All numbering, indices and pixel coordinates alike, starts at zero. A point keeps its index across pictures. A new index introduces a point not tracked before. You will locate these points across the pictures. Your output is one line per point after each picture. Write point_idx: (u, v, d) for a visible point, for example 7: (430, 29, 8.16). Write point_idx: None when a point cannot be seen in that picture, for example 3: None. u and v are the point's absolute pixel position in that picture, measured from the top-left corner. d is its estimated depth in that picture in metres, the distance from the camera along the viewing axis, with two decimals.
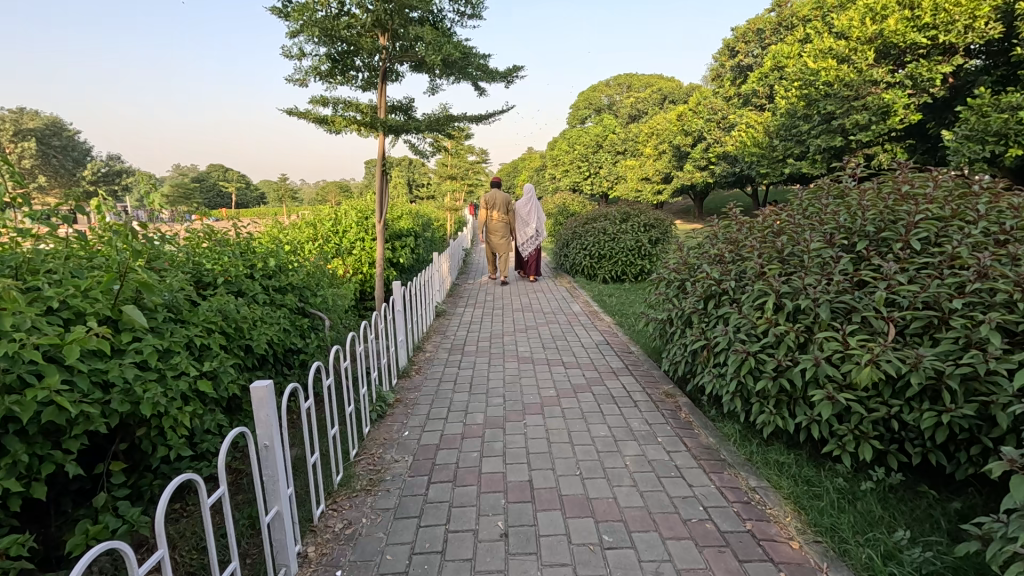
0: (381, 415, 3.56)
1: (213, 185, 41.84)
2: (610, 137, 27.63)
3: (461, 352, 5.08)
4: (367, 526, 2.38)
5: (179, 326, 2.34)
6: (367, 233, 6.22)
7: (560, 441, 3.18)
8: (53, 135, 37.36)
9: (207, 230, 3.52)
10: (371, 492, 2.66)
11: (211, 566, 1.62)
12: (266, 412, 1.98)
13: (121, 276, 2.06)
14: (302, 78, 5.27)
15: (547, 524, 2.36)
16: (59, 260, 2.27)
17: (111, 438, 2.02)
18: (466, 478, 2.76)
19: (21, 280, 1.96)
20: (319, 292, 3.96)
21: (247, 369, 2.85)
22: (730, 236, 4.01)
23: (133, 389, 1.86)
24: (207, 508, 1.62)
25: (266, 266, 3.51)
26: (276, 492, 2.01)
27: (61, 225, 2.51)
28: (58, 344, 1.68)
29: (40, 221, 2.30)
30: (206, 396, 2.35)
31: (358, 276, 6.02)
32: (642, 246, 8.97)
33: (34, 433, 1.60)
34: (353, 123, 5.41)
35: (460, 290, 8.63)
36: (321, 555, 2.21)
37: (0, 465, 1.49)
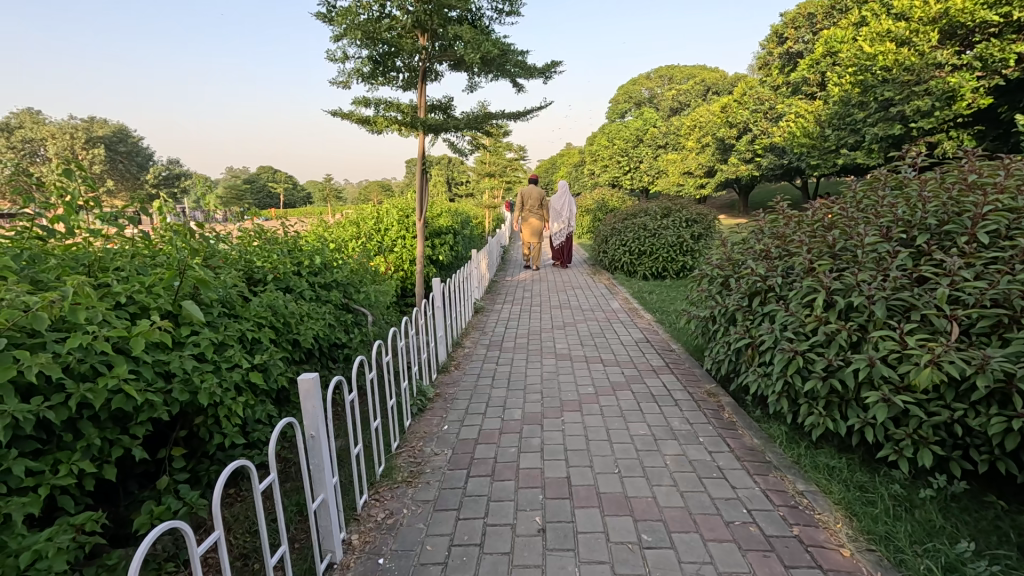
0: (422, 409, 3.64)
1: (264, 187, 43.79)
2: (650, 131, 27.07)
3: (499, 348, 5.11)
4: (408, 517, 2.45)
5: (232, 320, 2.48)
6: (407, 231, 6.36)
7: (599, 439, 3.16)
8: (120, 142, 40.00)
9: (258, 229, 3.70)
10: (412, 484, 2.72)
11: (263, 549, 1.70)
12: (312, 404, 2.06)
13: (180, 273, 2.20)
14: (345, 81, 5.44)
15: (585, 522, 2.35)
16: (127, 258, 2.44)
17: (172, 425, 2.16)
18: (504, 473, 2.79)
19: (93, 277, 2.12)
20: (362, 289, 4.08)
21: (295, 362, 2.97)
22: (777, 231, 3.86)
23: (192, 379, 1.98)
24: (258, 494, 1.69)
25: (313, 263, 3.65)
26: (321, 480, 2.09)
27: (127, 226, 2.70)
28: (125, 336, 1.81)
29: (109, 222, 2.48)
30: (257, 388, 2.47)
31: (399, 273, 6.15)
32: (684, 241, 8.74)
33: (105, 418, 1.73)
34: (394, 123, 5.52)
35: (498, 287, 8.66)
36: (364, 543, 2.28)
37: (76, 447, 1.62)
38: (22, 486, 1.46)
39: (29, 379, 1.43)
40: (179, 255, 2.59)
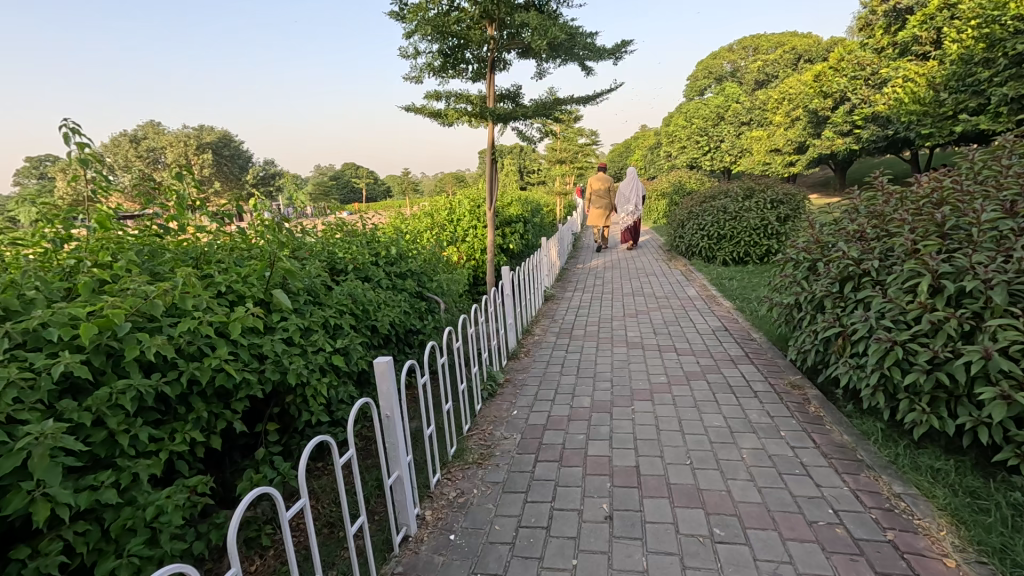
0: (492, 394, 3.73)
1: (347, 182, 46.43)
2: (733, 107, 25.41)
3: (569, 336, 5.10)
4: (478, 497, 2.54)
5: (317, 307, 2.68)
6: (478, 221, 6.48)
7: (670, 429, 3.07)
8: (225, 147, 44.04)
9: (340, 222, 3.94)
10: (482, 466, 2.81)
11: (344, 518, 1.84)
12: (387, 385, 2.18)
13: (271, 265, 2.41)
14: (418, 76, 5.61)
15: (654, 512, 2.31)
16: (227, 251, 2.71)
17: (267, 402, 2.38)
18: (572, 459, 2.80)
19: (199, 268, 2.38)
20: (434, 278, 4.23)
21: (374, 347, 3.16)
22: (874, 209, 3.51)
23: (282, 361, 2.17)
24: (339, 467, 1.83)
25: (389, 254, 3.84)
26: (397, 458, 2.22)
27: (229, 223, 2.97)
28: (226, 321, 2.02)
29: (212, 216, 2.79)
30: (340, 370, 2.66)
31: (471, 262, 6.30)
32: (768, 224, 8.17)
33: (210, 394, 1.95)
34: (464, 114, 5.63)
35: (569, 275, 8.60)
36: (437, 519, 2.40)
37: (188, 419, 1.84)
38: (147, 450, 1.68)
39: (150, 358, 1.65)
40: (270, 248, 2.84)
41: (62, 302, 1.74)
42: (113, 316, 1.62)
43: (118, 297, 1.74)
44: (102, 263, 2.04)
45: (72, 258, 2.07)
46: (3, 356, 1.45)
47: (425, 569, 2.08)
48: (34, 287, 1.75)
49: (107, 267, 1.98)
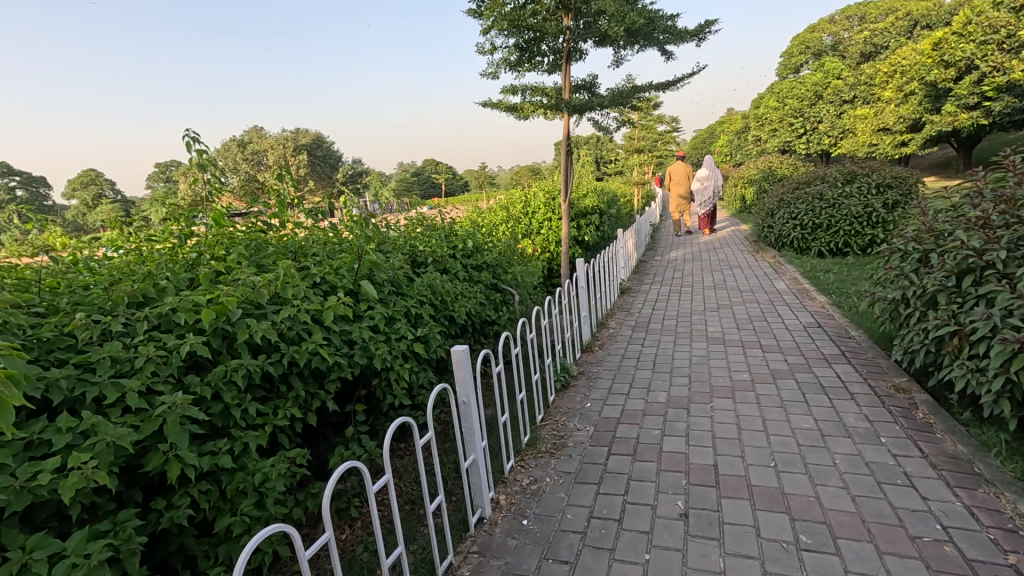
0: (565, 385, 3.75)
1: (427, 178, 48.11)
2: (833, 84, 23.22)
3: (645, 330, 4.98)
4: (550, 486, 2.58)
5: (400, 297, 2.84)
6: (553, 213, 6.49)
7: (753, 429, 2.92)
8: (317, 148, 47.32)
9: (421, 216, 4.13)
10: (555, 456, 2.85)
11: (423, 496, 1.95)
12: (464, 373, 2.27)
13: (359, 257, 2.60)
14: (495, 71, 5.70)
15: (732, 513, 2.22)
16: (321, 244, 2.94)
17: (355, 384, 2.57)
18: (646, 454, 2.76)
19: (297, 260, 2.61)
20: (510, 270, 4.32)
21: (452, 336, 3.29)
22: (1004, 192, 3.09)
23: (369, 347, 2.34)
24: (419, 447, 1.94)
25: (466, 247, 3.97)
26: (472, 443, 2.31)
27: (322, 220, 3.21)
28: (320, 309, 2.21)
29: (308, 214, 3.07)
30: (420, 357, 2.81)
31: (545, 254, 6.33)
32: (873, 211, 7.44)
33: (306, 375, 2.15)
34: (540, 107, 5.65)
35: (646, 267, 8.37)
36: (510, 503, 2.47)
37: (289, 397, 2.04)
38: (256, 423, 1.89)
39: (257, 341, 1.84)
40: (358, 242, 3.05)
41: (188, 290, 1.99)
42: (228, 303, 1.84)
43: (231, 287, 1.97)
44: (219, 257, 2.31)
45: (195, 252, 2.37)
46: (143, 336, 1.69)
47: (499, 550, 2.16)
48: (165, 277, 2.01)
49: (223, 260, 2.23)
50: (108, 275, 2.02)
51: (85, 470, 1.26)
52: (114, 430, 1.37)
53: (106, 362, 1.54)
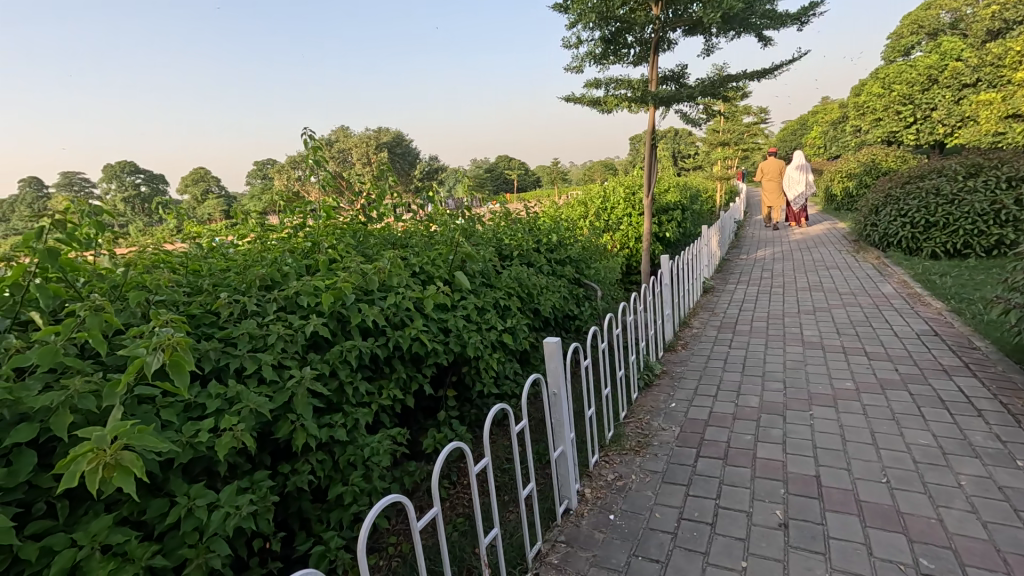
0: (649, 384, 3.67)
1: (499, 173, 48.75)
2: (951, 67, 20.77)
3: (732, 331, 4.76)
4: (637, 483, 2.55)
5: (489, 289, 2.92)
6: (633, 209, 6.36)
7: (860, 441, 2.71)
8: (396, 145, 49.33)
9: (504, 211, 4.20)
10: (640, 453, 2.81)
11: (517, 481, 2.00)
12: (555, 364, 2.29)
13: (454, 249, 2.70)
14: (578, 65, 5.66)
15: (839, 528, 2.08)
16: (415, 236, 3.08)
17: (447, 371, 2.67)
18: (739, 459, 2.65)
19: (396, 250, 2.76)
20: (592, 265, 4.28)
21: (536, 329, 3.33)
22: None
23: (463, 335, 2.43)
24: (515, 435, 1.98)
25: (549, 241, 4.00)
26: (561, 434, 2.33)
27: (412, 211, 3.48)
28: (420, 297, 2.32)
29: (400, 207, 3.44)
30: (508, 347, 2.87)
31: (625, 251, 6.22)
32: (1002, 208, 6.59)
33: (407, 359, 2.27)
34: (624, 100, 5.54)
35: (730, 266, 7.97)
36: (596, 497, 2.47)
37: (392, 379, 2.17)
38: (365, 401, 2.03)
39: (368, 324, 1.98)
40: (449, 234, 3.16)
41: (307, 276, 2.17)
42: (343, 289, 1.98)
43: (344, 274, 2.12)
44: (329, 246, 2.49)
45: (309, 241, 2.57)
46: (273, 316, 1.86)
47: (586, 542, 2.17)
48: (287, 263, 2.20)
49: (334, 248, 2.41)
50: (239, 260, 2.25)
51: (234, 432, 1.41)
52: (255, 398, 1.52)
53: (245, 337, 1.72)
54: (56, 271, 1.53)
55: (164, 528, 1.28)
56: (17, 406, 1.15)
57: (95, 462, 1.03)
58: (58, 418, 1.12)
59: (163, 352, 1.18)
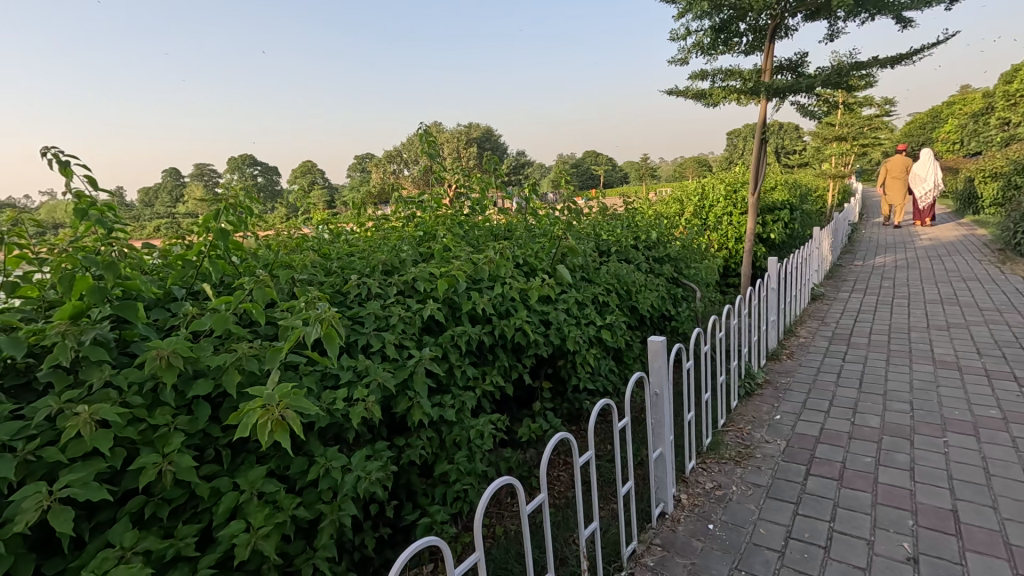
0: (750, 393, 3.47)
1: (586, 169, 48.15)
2: None
3: (847, 343, 4.36)
4: (738, 495, 2.43)
5: (589, 284, 2.91)
6: (735, 208, 6.02)
7: (1009, 477, 2.38)
8: (485, 140, 50.40)
9: (602, 206, 4.16)
10: (741, 465, 2.67)
11: (616, 478, 1.97)
12: (659, 364, 2.22)
13: (556, 242, 2.71)
14: (684, 57, 5.43)
15: (983, 571, 1.85)
16: (517, 229, 3.14)
17: (545, 363, 2.70)
18: (857, 482, 2.43)
19: (499, 242, 2.83)
20: (692, 265, 4.11)
21: (632, 327, 3.26)
22: None
23: (564, 328, 2.44)
24: (617, 432, 1.95)
25: (648, 238, 3.90)
26: (661, 436, 2.26)
27: (508, 203, 3.56)
28: (525, 289, 2.37)
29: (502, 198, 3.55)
30: (605, 343, 2.84)
31: (724, 252, 5.91)
32: None
33: (509, 348, 2.33)
34: (733, 92, 5.24)
35: (843, 272, 7.29)
36: (693, 504, 2.39)
37: (495, 366, 2.23)
38: (470, 385, 2.11)
39: (477, 312, 2.05)
40: (550, 228, 3.18)
41: (421, 263, 2.29)
42: (457, 277, 2.06)
43: (456, 263, 2.21)
44: (439, 235, 2.61)
45: (421, 231, 2.71)
46: (393, 298, 1.99)
47: (684, 549, 2.11)
48: (403, 250, 2.34)
49: (445, 238, 2.52)
50: (361, 246, 2.42)
51: (365, 403, 1.53)
52: (381, 373, 1.63)
53: (371, 317, 1.85)
54: (224, 249, 1.75)
55: (305, 483, 1.43)
56: (197, 363, 1.33)
57: (266, 417, 1.17)
58: (229, 376, 1.28)
59: (321, 326, 1.31)
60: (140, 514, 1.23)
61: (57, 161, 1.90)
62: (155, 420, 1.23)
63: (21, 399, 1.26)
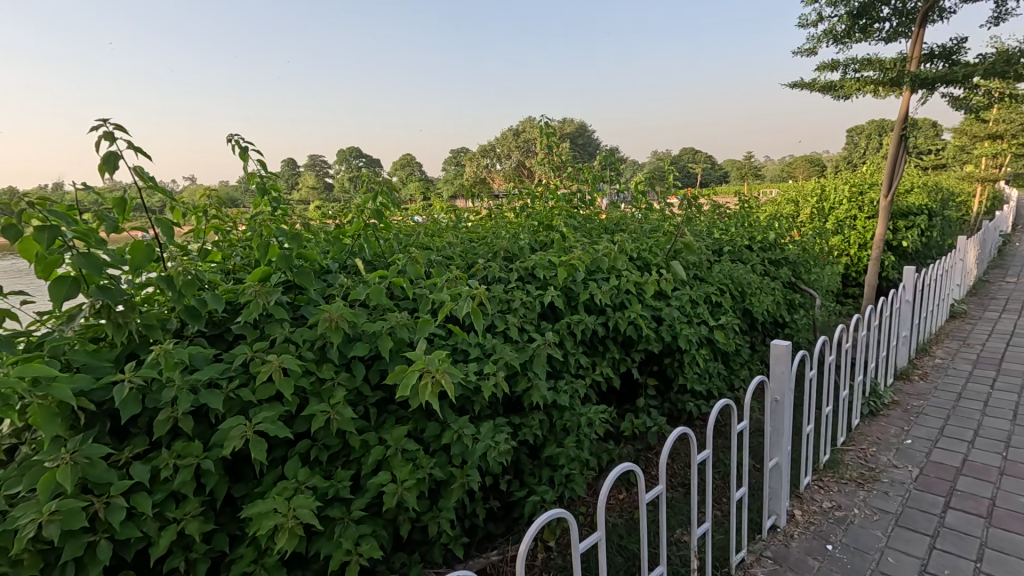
0: (875, 412, 3.17)
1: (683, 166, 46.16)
2: None
3: (996, 369, 3.83)
4: (861, 519, 2.25)
5: (702, 283, 2.82)
6: (861, 210, 5.49)
7: None
8: (577, 135, 50.08)
9: (714, 204, 3.99)
10: (864, 487, 2.47)
11: (731, 482, 1.89)
12: (782, 369, 2.10)
13: (672, 238, 2.66)
14: (813, 46, 5.02)
15: None
16: (626, 224, 3.12)
17: (651, 359, 2.67)
18: (1010, 523, 2.16)
19: (612, 235, 2.82)
20: (813, 270, 3.82)
21: (744, 331, 3.11)
22: None
23: (676, 326, 2.39)
24: (736, 435, 1.87)
25: (765, 239, 3.69)
26: (779, 444, 2.15)
27: (601, 205, 3.44)
28: (640, 283, 2.35)
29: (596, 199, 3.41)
30: (715, 345, 2.74)
31: (844, 258, 5.41)
32: None
33: (620, 341, 2.33)
34: (868, 84, 4.76)
35: (990, 289, 6.38)
36: (809, 521, 2.24)
37: (605, 357, 2.25)
38: (582, 373, 2.15)
39: (594, 302, 2.09)
40: (662, 224, 3.11)
41: (539, 251, 2.35)
42: (577, 266, 2.11)
43: (574, 253, 2.25)
44: (554, 226, 2.66)
45: (534, 221, 2.78)
46: (514, 283, 2.07)
47: (798, 565, 2.00)
48: (521, 238, 2.42)
49: (560, 229, 2.56)
50: (480, 233, 2.53)
51: (494, 378, 1.62)
52: (507, 352, 1.72)
53: (496, 300, 1.95)
54: (373, 228, 1.94)
55: (438, 446, 1.54)
56: (355, 327, 1.49)
57: (427, 379, 1.32)
58: (383, 341, 1.44)
59: (473, 308, 1.53)
60: (306, 455, 1.40)
61: (239, 148, 2.27)
62: (323, 374, 1.40)
63: (217, 347, 1.50)
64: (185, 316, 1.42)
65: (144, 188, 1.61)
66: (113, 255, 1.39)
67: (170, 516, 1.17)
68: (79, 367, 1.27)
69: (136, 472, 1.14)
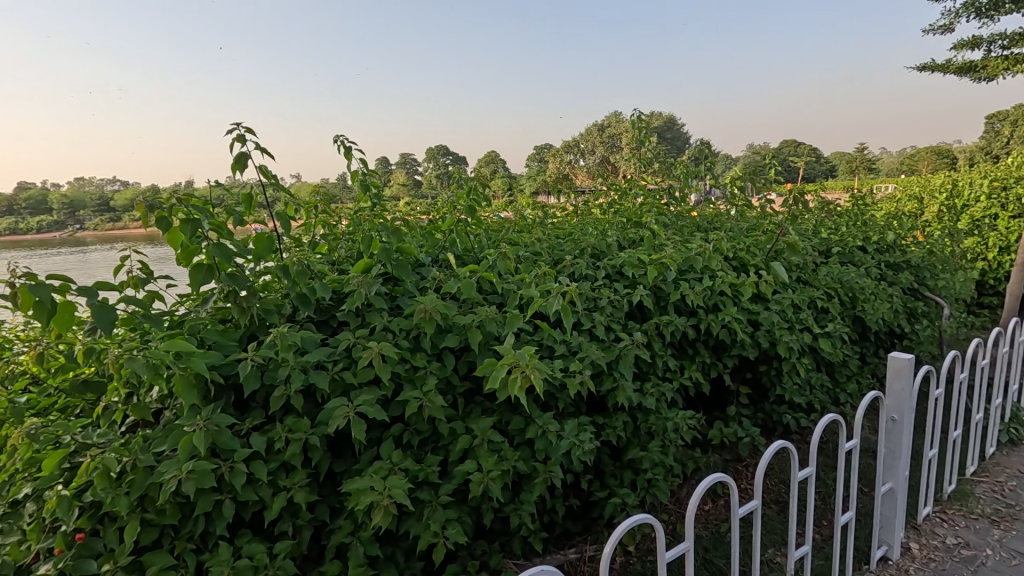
0: (1016, 441, 2.75)
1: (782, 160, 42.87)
2: None
3: None
4: (995, 562, 1.96)
5: (806, 286, 2.60)
6: (1004, 208, 4.77)
7: None
8: (665, 129, 48.23)
9: (821, 200, 3.66)
10: (1000, 526, 2.15)
11: (836, 505, 1.72)
12: (901, 386, 1.87)
13: (774, 237, 2.48)
14: (949, 22, 4.43)
15: None
16: (722, 223, 2.96)
17: (744, 366, 2.51)
18: None
19: (706, 233, 2.69)
20: (940, 275, 3.38)
21: (854, 341, 2.83)
22: None
23: (775, 332, 2.22)
24: (843, 454, 1.68)
25: (883, 240, 3.33)
26: (894, 469, 1.92)
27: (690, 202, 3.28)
28: (736, 285, 2.22)
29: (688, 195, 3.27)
30: (820, 354, 2.52)
31: (979, 263, 4.74)
32: None
33: (711, 344, 2.21)
34: (1020, 62, 4.11)
35: None
36: (928, 557, 1.99)
37: (695, 361, 2.15)
38: (669, 376, 2.07)
39: (685, 302, 2.00)
40: (761, 223, 2.92)
41: (627, 249, 2.29)
42: (667, 265, 2.03)
43: (664, 252, 2.17)
44: (644, 223, 2.58)
45: (622, 218, 2.72)
46: (601, 281, 2.04)
47: None
48: (610, 236, 2.38)
49: (650, 227, 2.48)
50: (567, 230, 2.52)
51: (580, 376, 1.61)
52: (594, 351, 1.70)
53: (583, 297, 1.93)
54: (464, 224, 2.00)
55: (522, 440, 1.56)
56: (447, 319, 1.55)
57: (515, 373, 1.33)
58: (473, 334, 1.48)
59: (563, 307, 1.55)
60: (399, 438, 1.48)
61: (344, 147, 2.44)
62: (416, 362, 1.47)
63: (323, 332, 1.62)
64: (298, 302, 1.55)
65: (267, 186, 1.79)
66: (238, 244, 1.53)
67: (282, 485, 1.28)
68: (211, 345, 1.43)
69: (256, 442, 1.27)
